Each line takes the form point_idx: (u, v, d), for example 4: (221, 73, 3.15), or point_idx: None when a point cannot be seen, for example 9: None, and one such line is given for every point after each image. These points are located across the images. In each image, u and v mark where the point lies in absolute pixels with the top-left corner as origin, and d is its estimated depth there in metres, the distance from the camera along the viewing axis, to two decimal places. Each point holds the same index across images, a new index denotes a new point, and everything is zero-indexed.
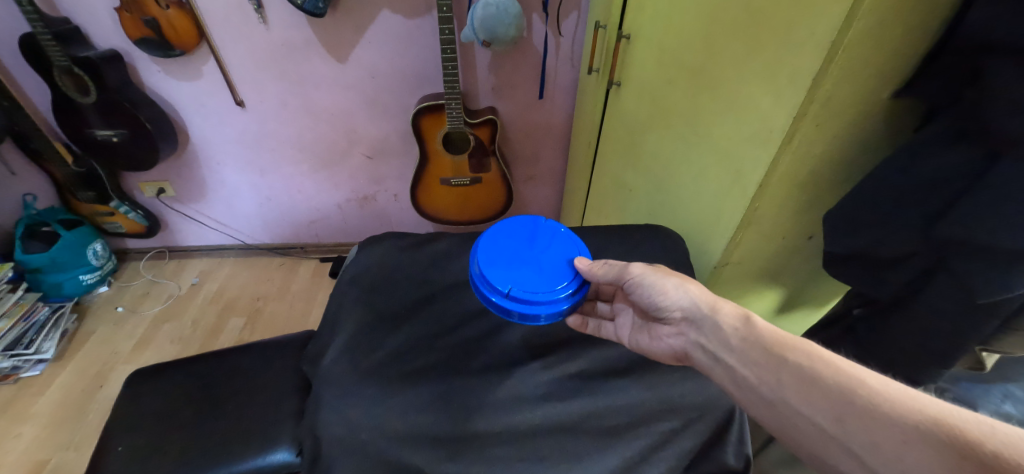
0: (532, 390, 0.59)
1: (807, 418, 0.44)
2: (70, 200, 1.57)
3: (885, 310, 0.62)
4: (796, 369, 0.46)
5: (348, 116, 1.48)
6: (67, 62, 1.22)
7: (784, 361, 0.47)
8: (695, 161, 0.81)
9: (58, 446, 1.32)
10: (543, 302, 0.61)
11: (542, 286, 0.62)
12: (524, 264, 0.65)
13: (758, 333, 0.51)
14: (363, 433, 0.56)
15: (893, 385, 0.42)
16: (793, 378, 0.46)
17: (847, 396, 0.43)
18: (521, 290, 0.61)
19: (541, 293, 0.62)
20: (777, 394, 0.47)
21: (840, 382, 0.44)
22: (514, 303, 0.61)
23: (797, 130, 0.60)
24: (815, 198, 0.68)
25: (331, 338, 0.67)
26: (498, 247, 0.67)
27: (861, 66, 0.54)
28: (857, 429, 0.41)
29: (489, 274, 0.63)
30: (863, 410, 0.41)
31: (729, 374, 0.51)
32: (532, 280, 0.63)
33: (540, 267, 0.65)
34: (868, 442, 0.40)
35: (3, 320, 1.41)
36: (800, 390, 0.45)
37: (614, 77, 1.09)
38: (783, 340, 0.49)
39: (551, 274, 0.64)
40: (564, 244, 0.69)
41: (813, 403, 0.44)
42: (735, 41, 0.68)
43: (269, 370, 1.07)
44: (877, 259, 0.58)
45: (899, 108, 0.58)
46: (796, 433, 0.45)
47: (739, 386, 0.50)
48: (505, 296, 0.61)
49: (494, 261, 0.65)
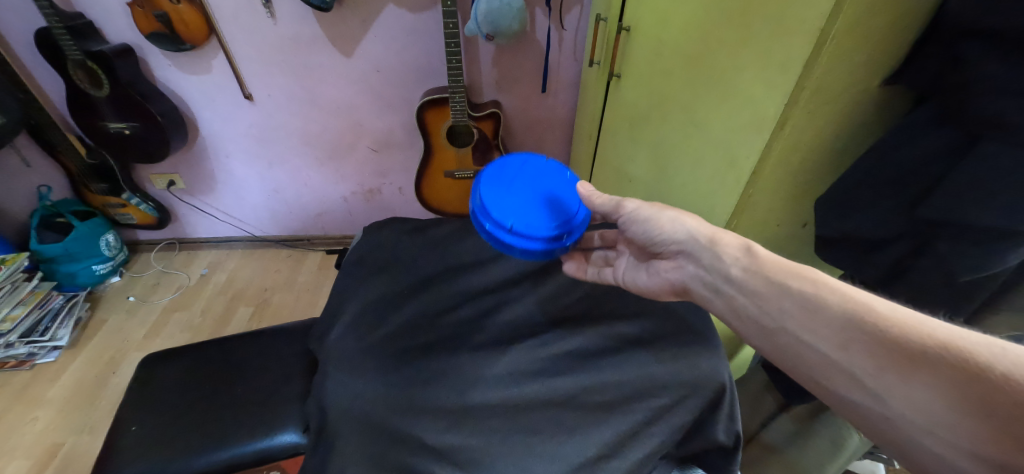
0: (530, 365, 0.62)
1: (808, 344, 0.46)
2: (83, 192, 1.61)
3: (874, 291, 0.63)
4: (797, 296, 0.48)
5: (354, 110, 1.51)
6: (81, 56, 1.26)
7: (786, 288, 0.49)
8: (692, 149, 0.82)
9: (73, 429, 1.37)
10: (538, 238, 0.68)
11: (539, 222, 0.70)
12: (528, 202, 0.71)
13: (759, 263, 0.53)
14: (366, 405, 0.58)
15: (900, 309, 0.43)
16: (795, 306, 0.48)
17: (850, 320, 0.44)
18: (521, 225, 0.68)
19: (538, 229, 0.69)
20: (777, 321, 0.49)
21: (843, 306, 0.45)
22: (514, 235, 0.68)
23: (789, 117, 0.61)
24: (807, 184, 0.69)
25: (337, 317, 0.69)
26: (504, 182, 0.73)
27: (850, 54, 0.55)
28: (860, 354, 0.42)
29: (495, 205, 0.70)
30: (866, 333, 0.42)
31: (728, 302, 0.54)
32: (531, 217, 0.70)
33: (539, 206, 0.71)
34: (870, 367, 0.41)
35: (19, 308, 1.47)
36: (801, 318, 0.47)
37: (615, 69, 1.11)
38: (785, 269, 0.51)
39: (548, 214, 0.71)
40: (563, 187, 0.75)
41: (813, 328, 0.46)
42: (729, 31, 0.69)
43: (276, 356, 1.10)
44: (865, 241, 0.60)
45: (889, 95, 0.60)
46: (799, 360, 0.47)
47: (739, 314, 0.53)
48: (507, 229, 0.68)
49: (499, 196, 0.72)
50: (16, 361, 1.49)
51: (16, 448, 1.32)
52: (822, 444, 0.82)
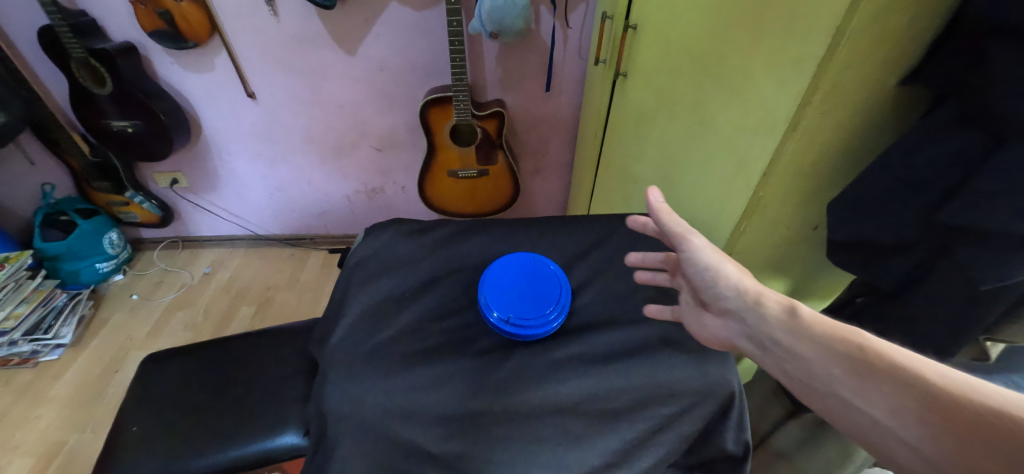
0: (533, 371, 0.60)
1: (863, 415, 0.42)
2: (86, 189, 1.61)
3: (890, 297, 0.60)
4: (847, 363, 0.44)
5: (356, 108, 1.50)
6: (84, 54, 1.25)
7: (834, 354, 0.45)
8: (701, 150, 0.81)
9: (76, 428, 1.36)
10: (536, 327, 0.64)
11: (537, 312, 0.65)
12: (526, 286, 0.67)
13: (802, 322, 0.49)
14: (367, 410, 0.57)
15: (960, 377, 0.39)
16: (846, 374, 0.44)
17: (907, 392, 0.40)
18: (519, 318, 0.64)
19: (535, 320, 0.64)
20: (827, 389, 0.45)
21: (898, 377, 0.41)
22: (512, 328, 0.63)
23: (802, 118, 0.60)
24: (818, 187, 0.67)
25: (337, 320, 0.68)
26: (502, 278, 0.69)
27: (866, 53, 0.53)
28: (924, 430, 0.39)
29: (493, 302, 0.65)
30: (925, 406, 0.39)
31: (778, 364, 0.50)
32: (529, 304, 0.65)
33: (535, 290, 0.67)
34: (936, 444, 0.38)
35: (22, 305, 1.46)
36: (854, 386, 0.43)
37: (621, 68, 1.09)
38: (830, 330, 0.47)
39: (545, 298, 0.67)
40: None
41: (867, 398, 0.42)
42: (740, 29, 0.68)
43: (277, 356, 1.09)
44: (880, 245, 0.58)
45: (906, 96, 0.58)
46: (854, 430, 0.43)
47: (789, 377, 0.49)
48: (505, 322, 0.64)
49: (501, 296, 0.66)
50: (20, 358, 1.49)
51: (18, 446, 1.32)
52: (830, 452, 0.79)
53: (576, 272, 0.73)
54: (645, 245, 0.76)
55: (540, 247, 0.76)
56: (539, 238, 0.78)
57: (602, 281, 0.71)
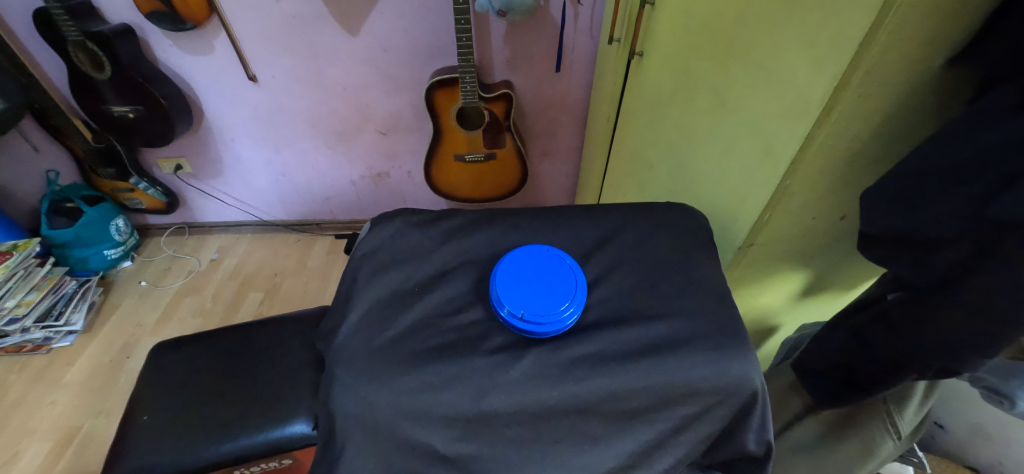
0: (546, 370, 0.57)
1: None
2: (91, 175, 1.59)
3: (924, 296, 0.56)
4: None
5: (361, 90, 1.45)
6: (80, 37, 1.21)
7: None
8: (725, 134, 0.76)
9: (90, 413, 1.38)
10: (551, 324, 0.60)
11: (551, 308, 0.62)
12: (540, 281, 0.64)
13: None
14: (378, 411, 0.55)
15: None
16: None
17: None
18: (533, 314, 0.61)
19: (550, 316, 0.61)
20: None
21: None
22: (525, 325, 0.60)
23: (837, 102, 0.55)
24: (849, 174, 0.64)
25: (345, 314, 0.66)
26: (515, 272, 0.66)
27: (912, 31, 0.49)
28: None
29: (505, 297, 0.63)
30: None
31: None
32: (543, 301, 0.62)
33: (550, 285, 0.64)
34: None
35: (32, 293, 1.46)
36: None
37: (637, 47, 1.04)
38: None
39: (560, 294, 0.64)
40: None
41: None
42: (769, 5, 0.63)
43: (285, 346, 1.07)
44: (917, 239, 0.54)
45: (951, 78, 0.54)
46: None
47: None
48: (517, 318, 0.61)
49: (513, 291, 0.63)
50: (34, 345, 1.51)
51: (35, 430, 1.33)
52: (851, 452, 0.74)
53: (592, 264, 0.70)
54: (664, 236, 0.73)
55: (553, 238, 0.73)
56: (552, 228, 0.74)
57: (620, 274, 0.68)
